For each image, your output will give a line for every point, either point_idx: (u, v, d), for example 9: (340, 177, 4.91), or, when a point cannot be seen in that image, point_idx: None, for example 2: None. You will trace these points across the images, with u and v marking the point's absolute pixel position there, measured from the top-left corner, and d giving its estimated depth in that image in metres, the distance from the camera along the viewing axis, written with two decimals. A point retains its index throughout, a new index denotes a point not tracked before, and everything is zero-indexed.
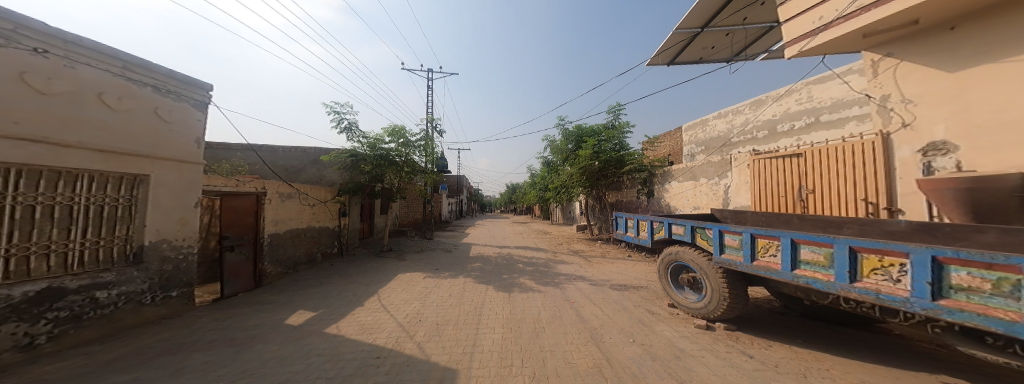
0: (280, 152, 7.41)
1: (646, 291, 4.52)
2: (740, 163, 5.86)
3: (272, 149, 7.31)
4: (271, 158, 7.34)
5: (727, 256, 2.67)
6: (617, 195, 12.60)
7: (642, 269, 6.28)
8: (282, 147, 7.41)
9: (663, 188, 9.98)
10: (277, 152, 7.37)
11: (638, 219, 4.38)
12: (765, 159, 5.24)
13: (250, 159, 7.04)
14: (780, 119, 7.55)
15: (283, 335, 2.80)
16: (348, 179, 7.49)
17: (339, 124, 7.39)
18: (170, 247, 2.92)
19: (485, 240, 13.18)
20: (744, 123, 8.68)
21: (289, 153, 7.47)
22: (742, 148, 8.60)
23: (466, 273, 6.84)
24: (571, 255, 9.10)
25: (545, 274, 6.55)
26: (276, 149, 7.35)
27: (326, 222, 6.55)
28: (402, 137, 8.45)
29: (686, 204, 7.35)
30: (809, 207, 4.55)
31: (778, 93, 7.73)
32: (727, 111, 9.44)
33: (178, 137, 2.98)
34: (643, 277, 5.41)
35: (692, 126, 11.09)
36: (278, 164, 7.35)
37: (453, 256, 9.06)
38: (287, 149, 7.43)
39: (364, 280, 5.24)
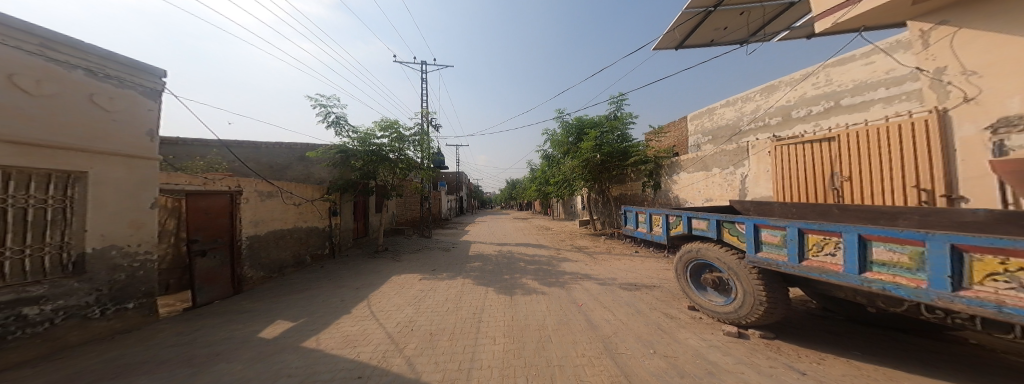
0: (263, 148, 6.97)
1: (660, 292, 4.15)
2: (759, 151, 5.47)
3: (255, 146, 6.88)
4: (254, 156, 6.91)
5: (765, 254, 2.25)
6: (621, 189, 12.19)
7: (651, 267, 5.93)
8: (265, 144, 6.97)
9: (670, 180, 9.58)
10: (260, 149, 6.94)
11: (651, 213, 3.98)
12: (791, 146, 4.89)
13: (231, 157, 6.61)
14: (796, 104, 7.10)
15: (252, 351, 2.44)
16: (338, 176, 7.12)
17: (326, 118, 7.00)
18: (122, 255, 2.56)
19: (486, 237, 12.85)
20: (756, 111, 8.22)
21: (273, 149, 7.03)
22: (753, 136, 8.17)
23: (464, 273, 6.52)
24: (574, 252, 8.75)
25: (548, 272, 6.21)
26: (259, 145, 6.93)
27: (315, 222, 6.19)
28: (394, 131, 8.05)
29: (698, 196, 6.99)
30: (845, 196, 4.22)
31: (794, 77, 7.27)
32: (736, 99, 8.98)
33: (125, 128, 2.62)
34: (654, 276, 5.04)
35: (698, 116, 10.62)
36: (262, 161, 6.93)
37: (452, 255, 8.72)
38: (271, 145, 7.00)
39: (354, 285, 4.90)
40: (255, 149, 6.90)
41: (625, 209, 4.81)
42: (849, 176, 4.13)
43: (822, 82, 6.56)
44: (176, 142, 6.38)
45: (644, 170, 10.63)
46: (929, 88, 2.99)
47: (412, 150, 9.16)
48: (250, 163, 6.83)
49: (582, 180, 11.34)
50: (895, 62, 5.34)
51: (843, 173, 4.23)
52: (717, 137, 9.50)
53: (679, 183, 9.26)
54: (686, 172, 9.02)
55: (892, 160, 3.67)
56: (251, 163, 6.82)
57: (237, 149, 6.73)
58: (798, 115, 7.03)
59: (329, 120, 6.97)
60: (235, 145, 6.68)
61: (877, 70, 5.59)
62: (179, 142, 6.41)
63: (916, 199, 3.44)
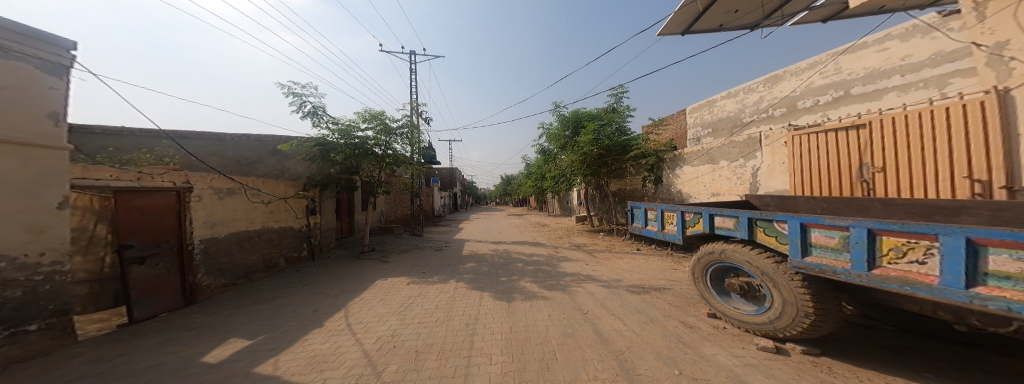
0: (229, 141, 6.30)
1: (671, 298, 3.84)
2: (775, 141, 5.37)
3: (219, 138, 6.18)
4: (223, 151, 6.25)
5: (818, 259, 1.85)
6: (619, 184, 11.91)
7: (655, 267, 5.63)
8: (232, 135, 6.30)
9: (673, 174, 9.28)
10: (225, 141, 6.26)
11: (664, 210, 3.63)
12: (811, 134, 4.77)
13: (192, 150, 5.92)
14: (803, 94, 6.81)
15: (184, 382, 1.95)
16: (317, 171, 6.62)
17: (300, 108, 6.41)
18: (16, 266, 2.10)
19: (482, 235, 12.44)
20: (759, 102, 7.93)
21: (240, 142, 6.36)
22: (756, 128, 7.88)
23: (458, 276, 6.15)
24: (573, 251, 8.42)
25: (548, 274, 5.85)
26: (224, 138, 6.24)
27: (289, 222, 5.69)
28: (378, 123, 7.54)
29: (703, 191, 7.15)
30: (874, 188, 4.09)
31: (800, 66, 6.97)
32: (737, 90, 8.69)
33: (14, 110, 2.13)
34: (662, 278, 4.72)
35: (698, 108, 10.29)
36: (227, 154, 6.25)
37: (444, 256, 8.26)
38: (238, 137, 6.33)
39: (333, 291, 4.71)
40: (220, 141, 6.21)
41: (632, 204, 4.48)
42: (882, 167, 3.95)
43: (831, 71, 6.27)
44: (122, 132, 5.72)
45: (644, 164, 10.31)
46: (987, 65, 2.69)
47: (399, 143, 8.61)
48: (213, 157, 6.14)
49: (580, 175, 10.97)
50: (911, 47, 5.08)
51: (875, 163, 4.06)
52: (718, 130, 9.18)
53: (680, 178, 8.97)
54: (691, 166, 8.69)
55: (930, 148, 3.50)
56: (215, 156, 6.14)
57: (199, 141, 6.03)
58: (805, 106, 6.75)
59: (303, 111, 6.38)
60: (195, 136, 5.97)
61: (892, 57, 5.32)
62: (127, 132, 5.74)
63: (966, 191, 3.24)
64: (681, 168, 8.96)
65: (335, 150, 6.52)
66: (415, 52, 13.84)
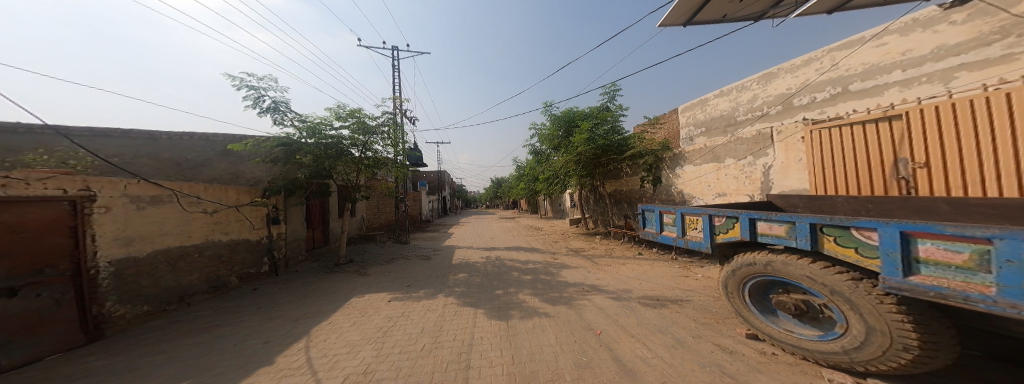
0: (165, 140, 5.33)
1: (693, 314, 3.40)
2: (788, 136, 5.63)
3: (152, 136, 5.22)
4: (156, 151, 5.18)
5: (942, 282, 1.36)
6: (615, 185, 11.76)
7: (664, 276, 5.23)
8: (169, 133, 5.34)
9: (673, 174, 9.11)
10: (160, 141, 5.29)
11: (684, 213, 3.19)
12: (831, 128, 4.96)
13: (114, 151, 4.89)
14: (799, 92, 6.55)
15: None
16: (281, 175, 6.01)
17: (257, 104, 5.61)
18: None
19: (472, 241, 11.79)
20: (754, 101, 7.53)
21: (179, 141, 5.41)
22: (750, 127, 7.45)
23: (448, 289, 5.55)
24: (572, 258, 7.98)
25: (548, 285, 5.53)
26: (158, 136, 5.28)
27: (244, 233, 4.97)
28: (355, 122, 7.02)
29: (707, 190, 7.89)
30: (915, 185, 3.98)
31: (795, 63, 6.76)
32: (730, 89, 8.40)
33: None
34: (678, 288, 4.34)
35: (690, 108, 9.71)
36: (162, 156, 5.27)
37: (431, 266, 7.53)
38: (176, 136, 5.36)
39: (296, 314, 3.97)
40: (153, 141, 5.24)
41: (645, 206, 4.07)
42: (925, 162, 3.84)
43: (826, 67, 6.07)
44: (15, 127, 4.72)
45: (640, 164, 10.07)
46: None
47: (379, 143, 7.91)
48: (143, 159, 5.13)
49: (576, 175, 10.76)
50: (911, 42, 4.88)
51: (915, 159, 3.96)
52: (711, 129, 8.68)
53: (682, 177, 8.75)
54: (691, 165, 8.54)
55: (983, 146, 3.34)
56: (144, 158, 5.13)
57: (125, 140, 5.04)
58: (803, 103, 6.48)
59: (261, 107, 5.60)
60: (118, 134, 4.97)
61: (891, 52, 5.11)
62: (25, 129, 4.56)
63: None
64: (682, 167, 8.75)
65: (302, 151, 6.04)
66: (397, 47, 13.27)
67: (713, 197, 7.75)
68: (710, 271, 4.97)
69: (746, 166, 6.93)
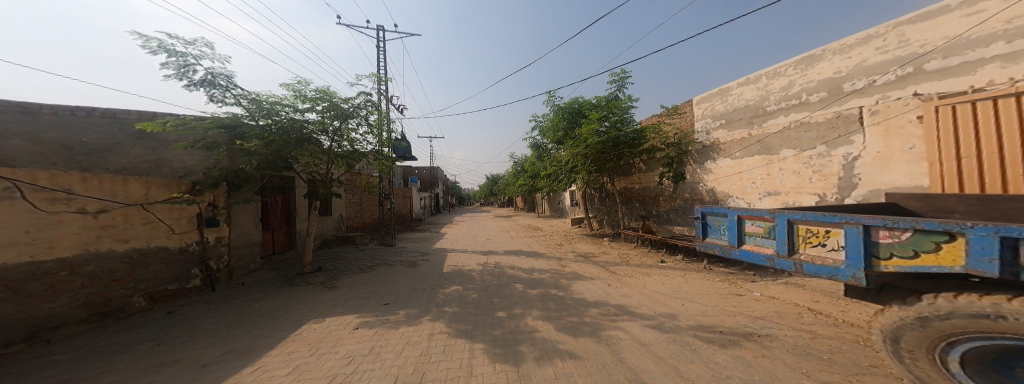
0: (49, 116, 4.02)
1: (794, 362, 2.32)
2: (876, 121, 5.01)
3: (29, 109, 3.88)
4: None
5: None
6: (626, 181, 11.01)
7: (708, 295, 4.22)
8: (54, 106, 4.00)
9: (704, 169, 8.22)
10: (40, 117, 3.96)
11: (795, 220, 2.09)
12: (953, 106, 4.11)
13: None
14: (851, 74, 5.38)
15: None
16: (216, 164, 4.94)
17: (183, 74, 4.37)
18: None
19: (467, 243, 10.67)
20: (788, 88, 6.40)
21: (73, 119, 4.15)
22: (784, 117, 6.42)
23: (436, 311, 4.44)
24: (582, 266, 7.07)
25: (562, 307, 4.65)
26: (39, 110, 3.96)
27: (156, 240, 3.87)
28: (325, 104, 5.77)
29: (751, 189, 7.13)
30: None
31: (844, 43, 5.54)
32: (759, 75, 7.10)
33: None
34: (747, 318, 3.28)
35: (706, 98, 8.44)
36: (44, 137, 3.87)
37: (418, 275, 6.39)
38: (67, 111, 4.12)
39: (205, 360, 2.67)
40: (30, 116, 3.89)
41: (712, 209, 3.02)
42: None
43: (889, 44, 4.94)
44: None
45: (659, 158, 9.30)
46: None
47: (356, 131, 6.71)
48: None
49: (585, 171, 9.79)
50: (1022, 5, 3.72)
51: None
52: (733, 121, 7.51)
53: (713, 171, 7.99)
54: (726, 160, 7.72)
55: None
56: (15, 138, 3.67)
57: None
58: (852, 89, 5.35)
59: (189, 78, 4.43)
60: None
61: (990, 20, 3.96)
62: None
63: None
64: (713, 160, 8.01)
65: (250, 135, 5.04)
66: (381, 27, 12.07)
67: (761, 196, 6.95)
68: (767, 290, 3.98)
69: (809, 158, 5.99)
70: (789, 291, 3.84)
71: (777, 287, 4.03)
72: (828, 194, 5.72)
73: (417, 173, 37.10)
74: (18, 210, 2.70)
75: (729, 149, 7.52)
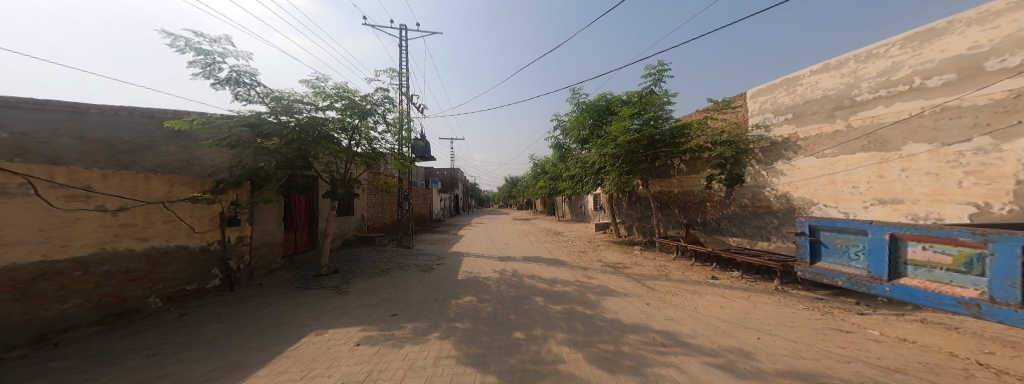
0: (96, 115, 4.25)
1: None
2: None
3: (79, 109, 4.12)
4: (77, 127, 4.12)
5: None
6: (663, 184, 9.83)
7: (795, 328, 3.06)
8: (102, 107, 4.28)
9: (768, 170, 6.82)
10: (88, 116, 4.20)
11: None
12: None
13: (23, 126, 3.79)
14: (997, 48, 3.88)
15: None
16: (239, 161, 4.95)
17: (208, 73, 4.46)
18: None
19: (485, 247, 10.21)
20: (891, 71, 4.96)
21: (116, 118, 4.37)
22: (882, 108, 5.03)
23: (445, 327, 3.93)
24: (612, 279, 6.15)
25: (591, 329, 3.88)
26: (86, 109, 4.20)
27: (174, 240, 3.87)
28: (343, 102, 5.64)
29: (851, 195, 5.37)
30: None
31: (984, 10, 4.07)
32: (845, 57, 5.74)
33: None
34: (875, 365, 2.22)
35: (766, 89, 7.19)
36: (91, 136, 4.14)
37: (431, 282, 6.02)
38: (111, 110, 4.34)
39: (186, 378, 2.35)
40: (79, 115, 4.15)
41: (838, 219, 3.43)
42: None
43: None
44: None
45: (707, 158, 7.89)
46: None
47: (376, 129, 6.55)
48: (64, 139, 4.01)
49: (615, 173, 8.66)
50: None
51: None
52: (806, 113, 6.17)
53: (789, 172, 6.42)
54: (800, 160, 6.28)
55: None
56: (65, 137, 3.91)
57: None
58: (1000, 67, 3.85)
59: (214, 76, 4.49)
60: (33, 105, 3.90)
61: None
62: None
63: None
64: (787, 160, 6.49)
65: (271, 133, 5.01)
66: (406, 27, 12.11)
67: (869, 204, 5.14)
68: (889, 328, 2.76)
69: (960, 155, 4.11)
70: (929, 334, 2.56)
71: (904, 325, 2.77)
72: (995, 203, 3.74)
73: (441, 174, 37.95)
74: (32, 207, 2.57)
75: (815, 145, 5.95)
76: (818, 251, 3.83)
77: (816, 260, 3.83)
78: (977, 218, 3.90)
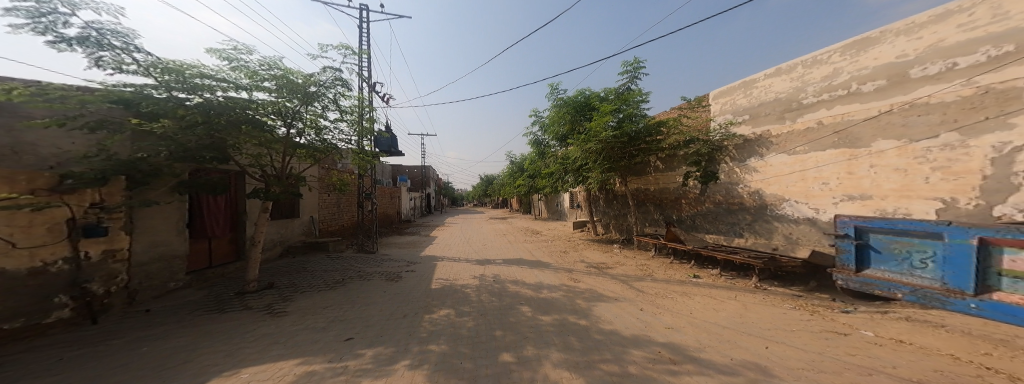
0: None
1: None
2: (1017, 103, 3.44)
3: None
4: None
5: None
6: (640, 182, 10.16)
7: (795, 333, 2.97)
8: None
9: (736, 166, 7.11)
10: None
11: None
12: None
13: None
14: (920, 57, 4.36)
15: None
16: (100, 150, 3.49)
17: (43, 26, 3.06)
18: None
19: (460, 249, 9.37)
20: (833, 77, 5.41)
21: None
22: (824, 110, 5.50)
23: (414, 352, 3.15)
24: (599, 281, 5.87)
25: (589, 345, 3.42)
26: None
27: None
28: (275, 81, 4.42)
29: (822, 191, 5.54)
30: None
31: (910, 22, 4.54)
32: (793, 64, 6.23)
33: None
34: (889, 370, 2.08)
35: (726, 91, 7.68)
36: None
37: (398, 293, 5.11)
38: None
39: None
40: None
41: (898, 220, 3.08)
42: None
43: (979, 19, 3.83)
44: None
45: (685, 155, 8.23)
46: None
47: (323, 116, 5.38)
48: None
49: (597, 170, 8.54)
50: None
51: None
52: (763, 115, 6.61)
53: (762, 170, 6.59)
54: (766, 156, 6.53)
55: None
56: None
57: None
58: (923, 75, 4.33)
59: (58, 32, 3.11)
60: None
61: None
62: None
63: None
64: (760, 156, 6.64)
65: (159, 114, 3.68)
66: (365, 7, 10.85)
67: (840, 200, 5.27)
68: (881, 328, 2.76)
69: (928, 151, 4.21)
70: (921, 333, 2.58)
71: (892, 324, 2.80)
72: (962, 198, 3.84)
73: (408, 172, 35.52)
74: None
75: (789, 142, 6.05)
76: (863, 256, 3.59)
77: (861, 267, 3.59)
78: (943, 212, 4.04)
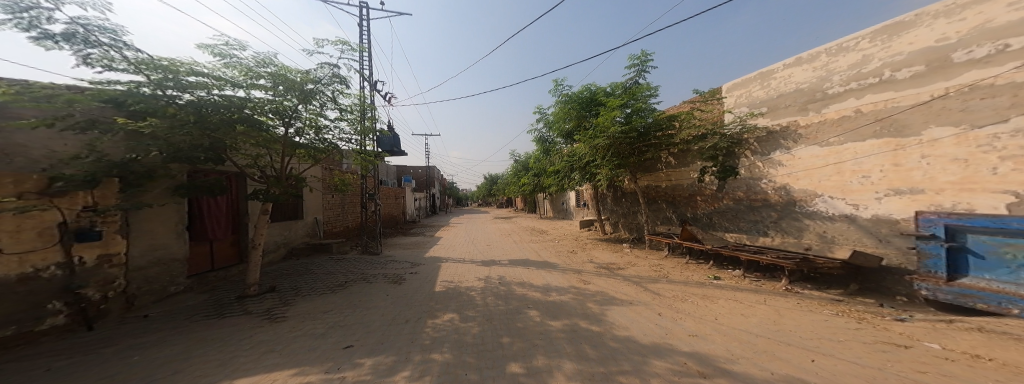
0: None
1: None
2: None
3: None
4: None
5: None
6: (651, 179, 9.80)
7: (843, 344, 2.64)
8: None
9: (761, 160, 6.69)
10: None
11: None
12: None
13: None
14: (963, 41, 3.91)
15: None
16: (92, 152, 3.33)
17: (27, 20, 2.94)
18: None
19: (466, 250, 9.13)
20: (862, 64, 4.99)
21: None
22: (853, 100, 5.10)
23: (416, 363, 2.90)
24: (611, 283, 5.57)
25: (604, 353, 3.14)
26: None
27: None
28: (270, 77, 4.24)
29: (862, 185, 4.97)
30: None
31: (951, 2, 4.10)
32: (816, 51, 5.85)
33: None
34: None
35: (743, 83, 7.34)
36: None
37: (401, 296, 4.89)
38: None
39: None
40: None
41: (1005, 219, 3.28)
42: None
43: None
44: None
45: (699, 150, 7.87)
46: None
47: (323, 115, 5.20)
48: None
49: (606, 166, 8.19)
50: None
51: None
52: (785, 106, 6.22)
53: (789, 163, 6.16)
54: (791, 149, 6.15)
55: None
56: None
57: None
58: (967, 59, 3.86)
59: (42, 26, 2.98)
60: None
61: None
62: None
63: None
64: (787, 149, 6.22)
65: (153, 113, 3.52)
66: (365, 5, 10.61)
67: (883, 195, 4.68)
68: (949, 340, 2.44)
69: (993, 138, 3.55)
70: (1001, 347, 2.24)
71: (962, 336, 2.47)
72: None
73: (413, 172, 35.64)
74: None
75: (821, 133, 5.56)
76: (956, 262, 3.75)
77: (955, 275, 3.73)
78: (1017, 207, 3.34)
